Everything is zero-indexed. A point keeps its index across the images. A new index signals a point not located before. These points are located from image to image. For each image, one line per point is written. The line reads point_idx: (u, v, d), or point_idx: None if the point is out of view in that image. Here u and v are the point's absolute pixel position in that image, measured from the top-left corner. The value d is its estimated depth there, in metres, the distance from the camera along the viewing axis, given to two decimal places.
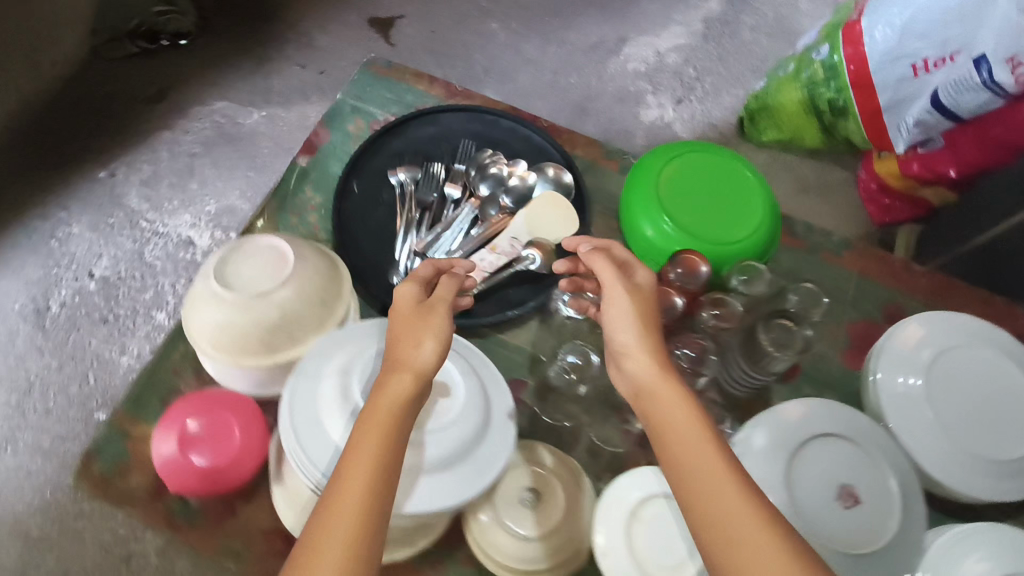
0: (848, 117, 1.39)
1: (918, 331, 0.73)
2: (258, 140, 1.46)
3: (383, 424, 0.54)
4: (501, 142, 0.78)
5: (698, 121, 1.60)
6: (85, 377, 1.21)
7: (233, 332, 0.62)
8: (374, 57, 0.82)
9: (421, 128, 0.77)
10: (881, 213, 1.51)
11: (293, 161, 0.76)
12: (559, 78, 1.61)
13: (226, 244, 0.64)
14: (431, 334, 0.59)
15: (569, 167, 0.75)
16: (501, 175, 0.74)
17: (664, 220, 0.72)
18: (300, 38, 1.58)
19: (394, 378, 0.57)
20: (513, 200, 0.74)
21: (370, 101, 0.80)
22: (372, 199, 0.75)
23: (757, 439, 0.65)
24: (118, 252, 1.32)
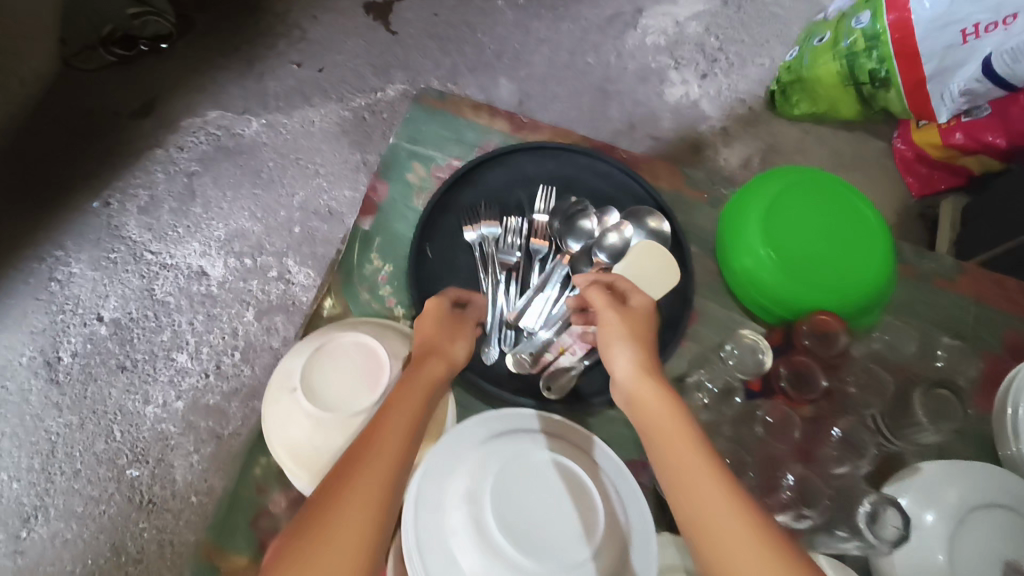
0: (890, 87, 1.29)
1: None
2: (261, 152, 1.33)
3: (402, 421, 0.61)
4: (574, 180, 0.86)
5: (726, 97, 1.49)
6: (110, 432, 1.14)
7: (320, 459, 0.67)
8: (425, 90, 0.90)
9: (493, 176, 0.84)
10: (921, 185, 1.43)
11: (357, 222, 0.83)
12: (575, 58, 1.49)
13: (314, 359, 0.70)
14: (462, 337, 0.73)
15: (655, 211, 0.82)
16: (592, 232, 0.82)
17: (767, 253, 0.79)
18: (291, 32, 1.42)
19: (430, 370, 0.67)
20: (608, 256, 0.81)
21: (424, 144, 0.87)
22: (451, 251, 0.82)
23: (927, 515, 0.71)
24: (126, 290, 1.22)
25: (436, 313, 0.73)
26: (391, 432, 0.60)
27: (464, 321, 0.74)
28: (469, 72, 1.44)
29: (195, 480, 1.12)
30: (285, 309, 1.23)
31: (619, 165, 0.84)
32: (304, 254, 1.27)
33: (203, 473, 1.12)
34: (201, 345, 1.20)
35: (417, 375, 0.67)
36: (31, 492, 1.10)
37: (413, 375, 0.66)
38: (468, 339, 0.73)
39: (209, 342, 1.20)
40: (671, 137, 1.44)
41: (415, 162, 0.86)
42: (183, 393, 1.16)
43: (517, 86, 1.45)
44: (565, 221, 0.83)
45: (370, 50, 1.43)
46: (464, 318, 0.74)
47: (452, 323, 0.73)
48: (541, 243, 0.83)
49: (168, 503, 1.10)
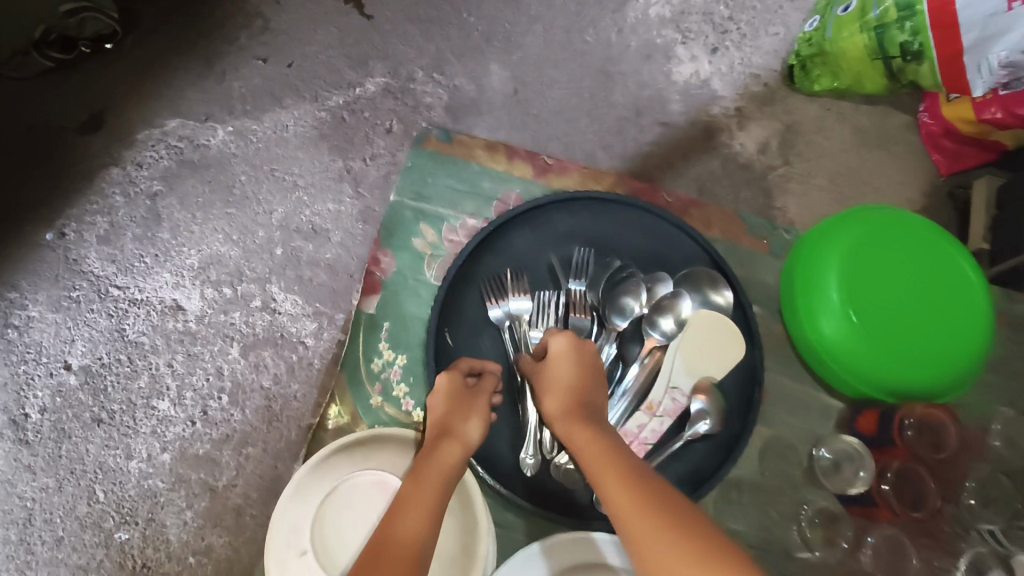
0: (924, 61, 1.17)
1: None
2: (230, 165, 1.19)
3: (415, 517, 0.57)
4: (603, 236, 0.82)
5: (738, 73, 1.35)
6: (92, 493, 1.04)
7: None
8: (427, 132, 0.88)
9: (517, 239, 0.80)
10: (949, 161, 1.30)
11: (362, 302, 0.81)
12: (571, 37, 1.34)
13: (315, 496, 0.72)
14: (476, 417, 0.68)
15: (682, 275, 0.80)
16: (636, 310, 0.78)
17: (851, 318, 0.79)
18: (252, 22, 1.26)
19: (442, 457, 0.63)
20: (661, 335, 0.78)
21: (430, 201, 0.85)
22: (477, 326, 0.78)
23: None
24: (93, 333, 1.10)
25: (447, 394, 0.69)
26: (403, 525, 0.56)
27: (476, 395, 0.70)
28: (456, 59, 1.29)
29: (191, 539, 1.02)
30: (272, 342, 1.11)
31: (646, 213, 0.81)
32: (289, 279, 1.14)
33: (198, 531, 1.03)
34: (184, 390, 1.08)
35: (430, 462, 0.63)
36: (11, 565, 1.01)
37: (425, 462, 0.63)
38: (483, 415, 0.69)
39: (191, 385, 1.09)
40: (681, 123, 1.32)
41: (424, 223, 0.85)
42: (169, 445, 1.06)
43: (510, 73, 1.31)
44: (606, 295, 0.79)
45: (343, 40, 1.27)
46: (477, 394, 0.70)
47: (467, 402, 0.69)
48: (582, 317, 0.78)
49: (164, 566, 1.02)
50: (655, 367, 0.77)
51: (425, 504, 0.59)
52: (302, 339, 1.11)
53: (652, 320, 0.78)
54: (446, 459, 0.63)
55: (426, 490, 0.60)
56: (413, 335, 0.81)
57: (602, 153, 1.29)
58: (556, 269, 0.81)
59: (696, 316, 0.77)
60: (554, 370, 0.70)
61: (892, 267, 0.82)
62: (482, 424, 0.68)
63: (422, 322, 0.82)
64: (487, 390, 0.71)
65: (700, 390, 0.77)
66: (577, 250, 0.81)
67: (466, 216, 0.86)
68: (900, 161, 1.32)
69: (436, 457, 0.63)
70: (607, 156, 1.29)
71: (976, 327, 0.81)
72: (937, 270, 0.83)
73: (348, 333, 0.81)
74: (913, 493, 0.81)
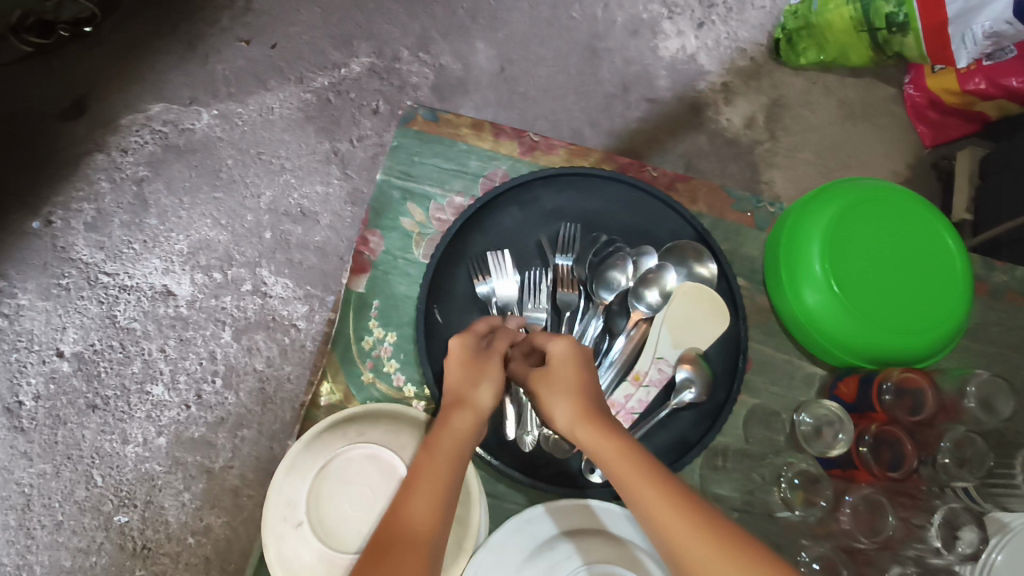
0: (908, 32, 1.18)
1: None
2: (216, 149, 1.18)
3: (429, 496, 0.53)
4: (590, 211, 0.82)
5: (725, 48, 1.35)
6: (90, 477, 1.05)
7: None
8: (413, 109, 0.87)
9: (504, 215, 0.80)
10: (933, 133, 1.31)
11: (350, 283, 0.80)
12: (557, 13, 1.33)
13: (305, 471, 0.67)
14: (489, 380, 0.64)
15: (671, 249, 0.81)
16: (623, 284, 0.80)
17: (831, 288, 0.77)
18: (234, 3, 1.24)
19: (455, 428, 0.59)
20: (647, 308, 0.80)
21: (417, 180, 0.84)
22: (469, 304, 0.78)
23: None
24: (84, 320, 1.10)
25: (457, 362, 0.66)
26: (414, 507, 0.52)
27: (490, 358, 0.66)
28: (442, 38, 1.28)
29: (190, 520, 1.04)
30: (264, 326, 1.11)
31: (633, 185, 0.80)
32: (278, 262, 1.14)
33: (197, 512, 1.04)
34: (178, 374, 1.09)
35: (443, 434, 0.59)
36: (11, 551, 1.02)
37: (438, 433, 0.59)
38: (496, 380, 0.65)
39: (185, 369, 1.09)
40: (670, 99, 1.32)
41: (410, 202, 0.84)
42: (164, 429, 1.07)
43: (496, 50, 1.30)
44: (592, 270, 0.81)
45: (326, 19, 1.26)
46: (490, 357, 0.66)
47: (477, 366, 0.65)
48: (569, 292, 0.80)
49: (164, 547, 1.03)
50: (641, 339, 0.79)
51: (440, 485, 0.54)
52: (294, 322, 1.12)
53: (639, 293, 0.79)
54: (457, 431, 0.59)
55: (438, 471, 0.55)
56: (403, 314, 0.80)
57: (590, 130, 1.29)
58: (544, 245, 0.81)
59: (681, 288, 0.78)
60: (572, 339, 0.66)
61: (874, 234, 0.80)
62: (495, 389, 0.64)
63: (412, 300, 0.80)
64: (502, 350, 0.67)
65: (687, 360, 0.78)
66: (564, 226, 0.82)
67: (450, 195, 0.85)
68: (886, 133, 1.33)
69: (447, 428, 0.59)
70: (595, 133, 1.29)
71: (956, 295, 0.79)
72: (919, 236, 0.81)
73: (337, 314, 0.80)
74: (893, 453, 0.74)
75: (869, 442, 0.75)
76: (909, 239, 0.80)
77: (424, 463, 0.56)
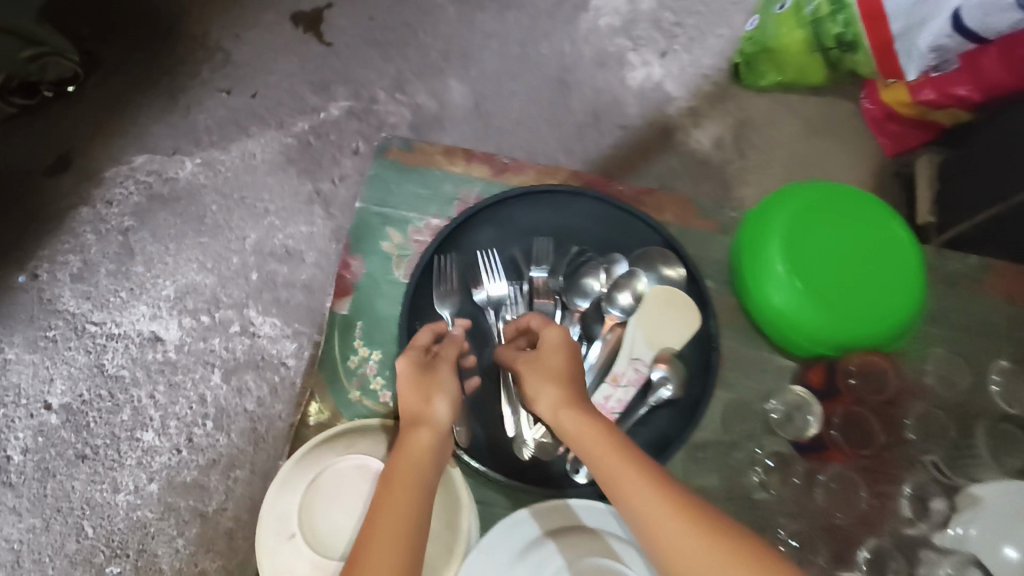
0: (858, 49, 1.25)
1: None
2: (201, 196, 1.21)
3: (404, 507, 0.61)
4: (563, 226, 0.86)
5: (688, 74, 1.42)
6: (81, 529, 1.03)
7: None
8: (388, 139, 0.90)
9: (483, 233, 0.83)
10: (893, 143, 1.36)
11: (336, 304, 0.82)
12: (526, 50, 1.39)
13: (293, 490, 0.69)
14: (441, 393, 0.70)
15: (644, 254, 0.84)
16: (597, 291, 0.83)
17: (795, 285, 0.81)
18: (214, 56, 1.29)
19: (417, 444, 0.66)
20: (620, 311, 0.82)
21: (395, 206, 0.87)
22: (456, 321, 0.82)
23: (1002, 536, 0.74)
24: (72, 370, 1.11)
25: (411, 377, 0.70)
26: (395, 520, 0.60)
27: (439, 366, 0.72)
28: (416, 79, 1.34)
29: (184, 567, 1.02)
30: (254, 365, 1.12)
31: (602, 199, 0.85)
32: (266, 302, 1.16)
33: (191, 557, 1.02)
34: (168, 419, 1.09)
35: (407, 451, 0.66)
36: None
37: (403, 452, 0.66)
38: (450, 391, 0.71)
39: (175, 414, 1.09)
40: (639, 124, 1.37)
41: (389, 227, 0.86)
42: (155, 475, 1.06)
43: (469, 88, 1.35)
44: (567, 279, 0.84)
45: (305, 67, 1.31)
46: (439, 369, 0.71)
47: (430, 378, 0.71)
48: (546, 301, 0.83)
49: None
50: (617, 342, 0.81)
51: (416, 497, 0.62)
52: (283, 360, 1.13)
53: (613, 299, 0.82)
54: (422, 445, 0.66)
55: (411, 485, 0.62)
56: (387, 333, 0.82)
57: (565, 158, 1.34)
58: (520, 259, 0.84)
59: (653, 291, 0.79)
60: (549, 352, 0.73)
61: (829, 228, 0.84)
62: (450, 402, 0.71)
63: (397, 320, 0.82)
64: (450, 358, 0.73)
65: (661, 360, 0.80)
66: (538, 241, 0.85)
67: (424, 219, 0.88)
68: (849, 146, 1.39)
69: (411, 444, 0.66)
70: (569, 161, 1.34)
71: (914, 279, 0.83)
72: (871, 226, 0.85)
73: (324, 337, 0.81)
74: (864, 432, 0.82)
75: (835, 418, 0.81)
76: (849, 228, 0.84)
77: (396, 480, 0.63)
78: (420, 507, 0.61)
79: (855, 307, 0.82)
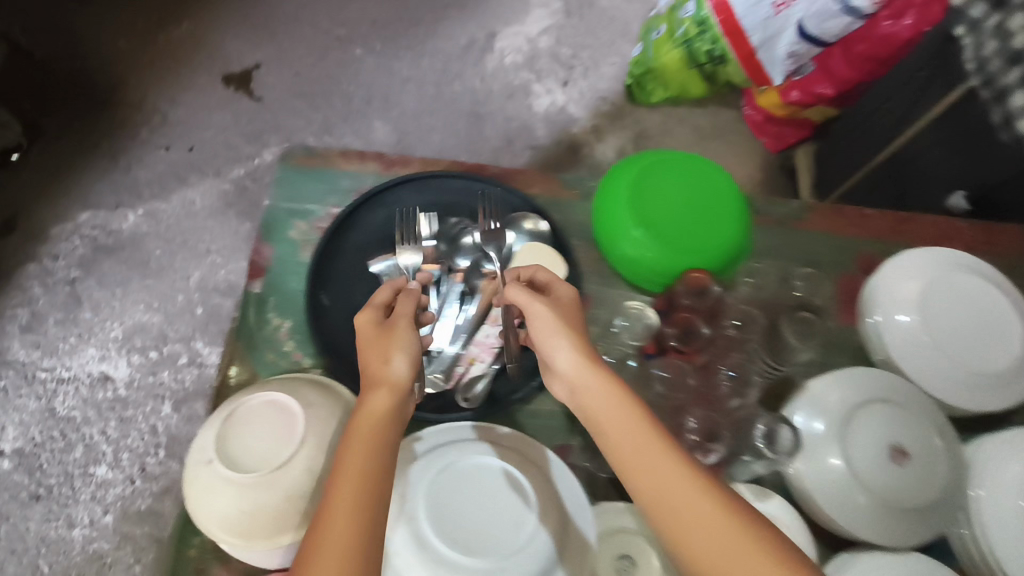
0: (727, 62, 1.42)
1: (904, 270, 0.72)
2: (145, 243, 1.30)
3: (350, 503, 0.48)
4: (456, 201, 0.80)
5: (589, 98, 1.58)
6: (37, 567, 1.06)
7: (253, 526, 0.53)
8: (290, 149, 0.83)
9: (372, 216, 0.77)
10: (775, 141, 1.54)
11: (247, 289, 0.76)
12: (441, 89, 1.54)
13: (220, 413, 0.57)
14: (396, 349, 0.58)
15: (540, 214, 0.77)
16: (477, 245, 0.76)
17: (636, 231, 0.72)
18: (152, 118, 1.40)
19: (369, 410, 0.54)
20: (495, 264, 0.76)
21: (302, 200, 0.81)
22: (348, 304, 0.75)
23: (1007, 475, 0.63)
24: (23, 416, 1.15)
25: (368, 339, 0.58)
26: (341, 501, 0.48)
27: (395, 324, 0.60)
28: (342, 122, 1.47)
29: None
30: (203, 392, 1.18)
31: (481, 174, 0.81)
32: (212, 333, 1.23)
33: None
34: (121, 452, 1.13)
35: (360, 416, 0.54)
36: None
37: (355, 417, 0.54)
38: (408, 348, 0.58)
39: (128, 447, 1.14)
40: (548, 144, 1.52)
41: (296, 218, 0.80)
42: (110, 506, 1.10)
43: (392, 126, 1.49)
44: (451, 243, 0.77)
45: (237, 121, 1.43)
46: (396, 325, 0.60)
47: (389, 336, 0.59)
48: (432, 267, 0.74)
49: None
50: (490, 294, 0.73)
51: (367, 485, 0.49)
52: None
53: (490, 253, 0.76)
54: (375, 406, 0.54)
55: (360, 470, 0.50)
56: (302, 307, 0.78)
57: None
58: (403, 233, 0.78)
59: (524, 245, 0.75)
60: (544, 315, 0.59)
61: (671, 177, 0.76)
62: (409, 358, 0.58)
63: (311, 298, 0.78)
64: (406, 312, 0.61)
65: None
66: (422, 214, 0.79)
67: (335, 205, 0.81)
68: (737, 147, 1.57)
69: (360, 418, 0.53)
70: None
71: (742, 215, 0.74)
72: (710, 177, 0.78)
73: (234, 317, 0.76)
74: None
75: (738, 331, 0.68)
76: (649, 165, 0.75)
77: (341, 469, 0.50)
78: (374, 498, 0.49)
79: (694, 238, 0.72)
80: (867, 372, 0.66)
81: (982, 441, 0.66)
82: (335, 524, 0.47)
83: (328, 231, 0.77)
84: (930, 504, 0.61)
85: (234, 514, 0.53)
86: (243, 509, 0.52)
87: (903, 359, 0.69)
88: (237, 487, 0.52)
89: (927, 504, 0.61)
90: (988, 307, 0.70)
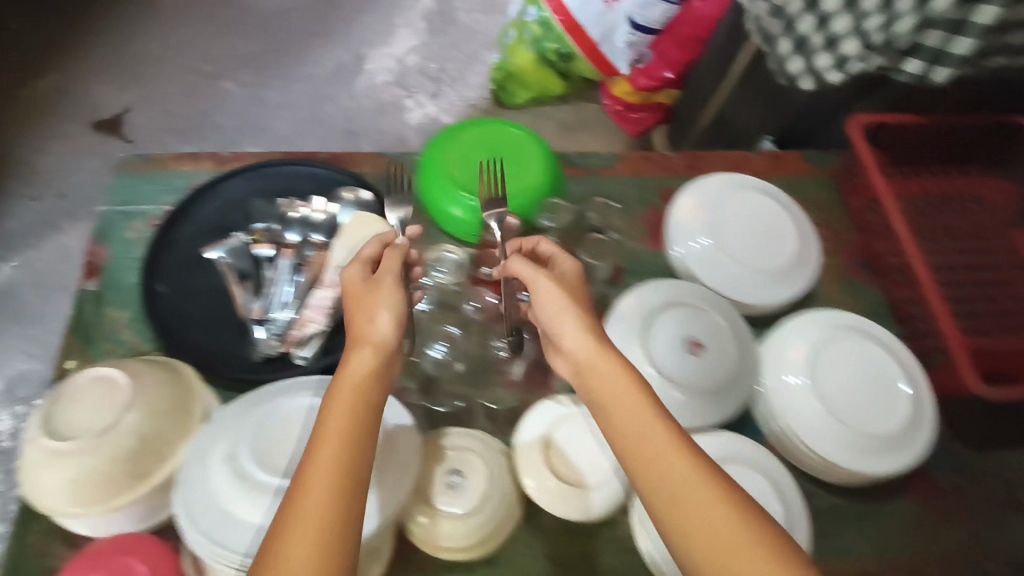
0: (575, 59, 1.53)
1: (690, 201, 0.81)
2: (19, 293, 1.28)
3: (330, 464, 0.48)
4: (289, 186, 0.83)
5: (459, 106, 1.67)
6: None
7: (91, 493, 0.57)
8: (126, 158, 0.85)
9: (207, 207, 0.80)
10: (635, 127, 1.64)
11: (83, 289, 0.77)
12: (314, 113, 1.60)
13: (47, 399, 0.60)
14: (386, 308, 0.59)
15: (363, 185, 0.82)
16: (306, 218, 0.80)
17: (465, 198, 0.80)
18: (18, 170, 1.40)
19: (354, 368, 0.55)
20: (324, 234, 0.79)
21: (139, 202, 0.83)
22: (186, 291, 0.76)
23: (794, 355, 0.72)
24: None
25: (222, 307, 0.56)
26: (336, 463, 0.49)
27: (379, 286, 0.61)
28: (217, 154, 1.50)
29: None
30: None
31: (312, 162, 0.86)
32: None
33: None
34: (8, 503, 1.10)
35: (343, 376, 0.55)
36: None
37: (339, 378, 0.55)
38: (389, 304, 0.60)
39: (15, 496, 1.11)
40: None
41: (133, 220, 0.81)
42: None
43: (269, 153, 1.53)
44: (282, 221, 0.80)
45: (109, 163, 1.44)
46: (379, 286, 0.62)
47: (382, 297, 0.60)
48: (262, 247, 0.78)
49: None
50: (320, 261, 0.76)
51: (347, 449, 0.50)
52: None
53: (320, 225, 0.80)
54: (355, 367, 0.55)
55: (341, 433, 0.51)
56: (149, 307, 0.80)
57: None
58: (240, 220, 0.80)
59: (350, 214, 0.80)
60: (551, 290, 0.61)
61: (481, 148, 0.84)
62: (394, 317, 0.59)
63: None
64: (388, 268, 0.63)
65: None
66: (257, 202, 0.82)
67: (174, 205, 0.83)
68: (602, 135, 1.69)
69: (347, 380, 0.54)
70: None
71: (548, 165, 0.83)
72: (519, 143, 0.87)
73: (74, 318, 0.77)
74: None
75: None
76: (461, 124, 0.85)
77: (324, 432, 0.50)
78: (360, 464, 0.49)
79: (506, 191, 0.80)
80: (680, 283, 0.76)
81: (769, 336, 0.75)
82: (317, 492, 0.47)
83: (163, 225, 0.80)
84: (725, 386, 0.70)
85: (71, 484, 0.57)
86: (77, 478, 0.56)
87: (700, 271, 0.77)
88: (70, 459, 0.57)
89: (723, 385, 0.70)
90: (769, 220, 0.80)
